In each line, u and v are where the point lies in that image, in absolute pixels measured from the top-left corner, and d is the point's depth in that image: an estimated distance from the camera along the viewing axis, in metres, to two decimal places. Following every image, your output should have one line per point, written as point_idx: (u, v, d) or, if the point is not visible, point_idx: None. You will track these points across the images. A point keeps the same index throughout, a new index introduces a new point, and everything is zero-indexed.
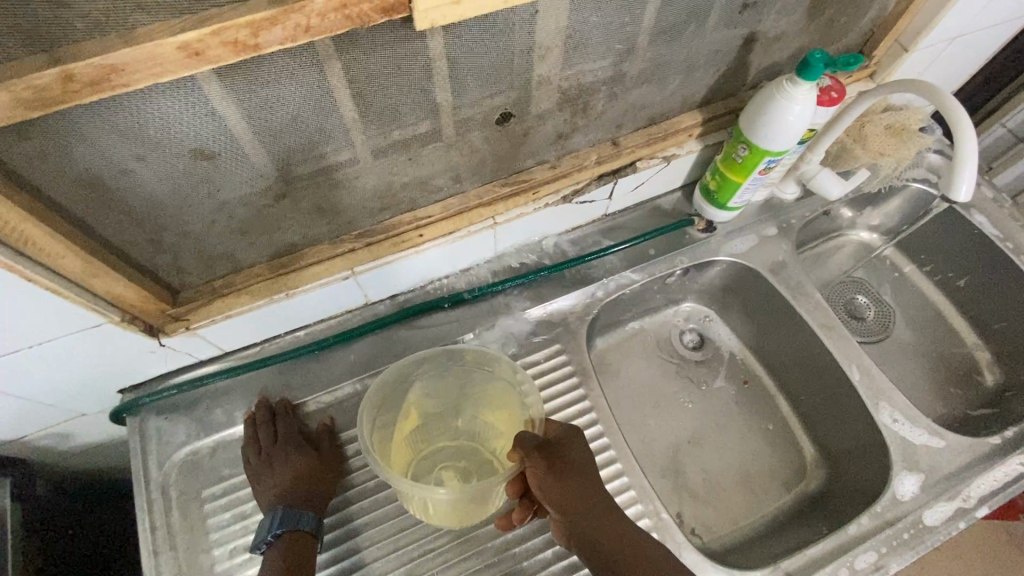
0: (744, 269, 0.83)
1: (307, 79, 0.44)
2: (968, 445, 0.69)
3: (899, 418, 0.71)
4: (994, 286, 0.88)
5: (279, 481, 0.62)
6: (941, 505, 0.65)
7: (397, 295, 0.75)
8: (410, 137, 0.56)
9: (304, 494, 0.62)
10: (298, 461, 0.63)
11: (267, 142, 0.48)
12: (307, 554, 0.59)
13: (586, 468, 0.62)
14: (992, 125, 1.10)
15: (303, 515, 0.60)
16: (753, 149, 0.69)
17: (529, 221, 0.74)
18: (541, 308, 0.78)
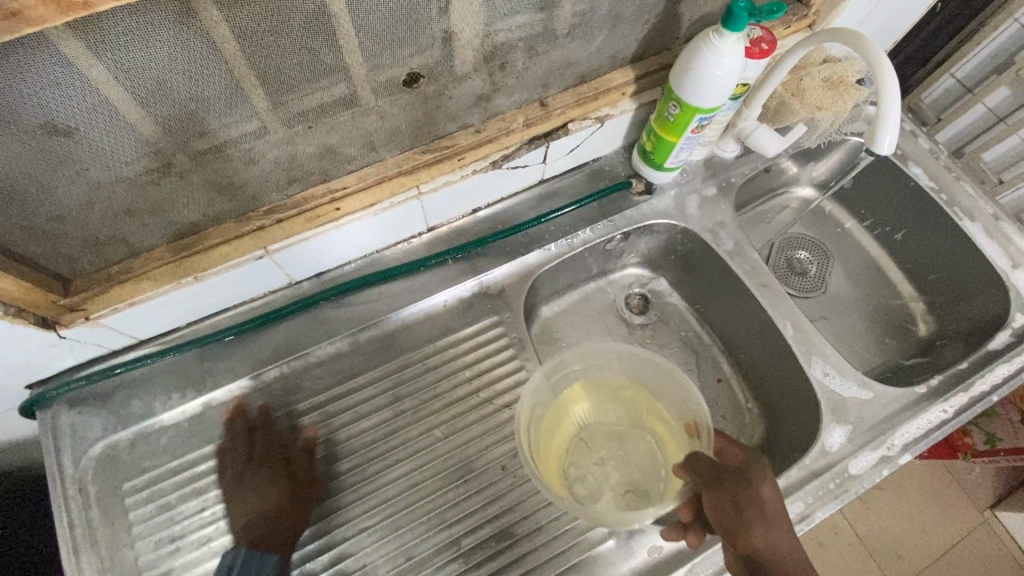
0: (684, 230, 0.82)
1: (167, 42, 0.40)
2: (895, 395, 0.71)
3: (830, 372, 0.72)
4: (927, 238, 0.89)
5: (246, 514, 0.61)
6: (866, 453, 0.67)
7: (324, 273, 0.72)
8: (308, 103, 0.52)
9: (274, 532, 0.59)
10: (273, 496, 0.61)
11: (136, 112, 0.43)
12: None
13: (775, 512, 0.59)
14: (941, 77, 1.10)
15: (265, 560, 0.57)
16: (684, 106, 0.66)
17: (458, 190, 0.70)
18: (477, 280, 0.75)
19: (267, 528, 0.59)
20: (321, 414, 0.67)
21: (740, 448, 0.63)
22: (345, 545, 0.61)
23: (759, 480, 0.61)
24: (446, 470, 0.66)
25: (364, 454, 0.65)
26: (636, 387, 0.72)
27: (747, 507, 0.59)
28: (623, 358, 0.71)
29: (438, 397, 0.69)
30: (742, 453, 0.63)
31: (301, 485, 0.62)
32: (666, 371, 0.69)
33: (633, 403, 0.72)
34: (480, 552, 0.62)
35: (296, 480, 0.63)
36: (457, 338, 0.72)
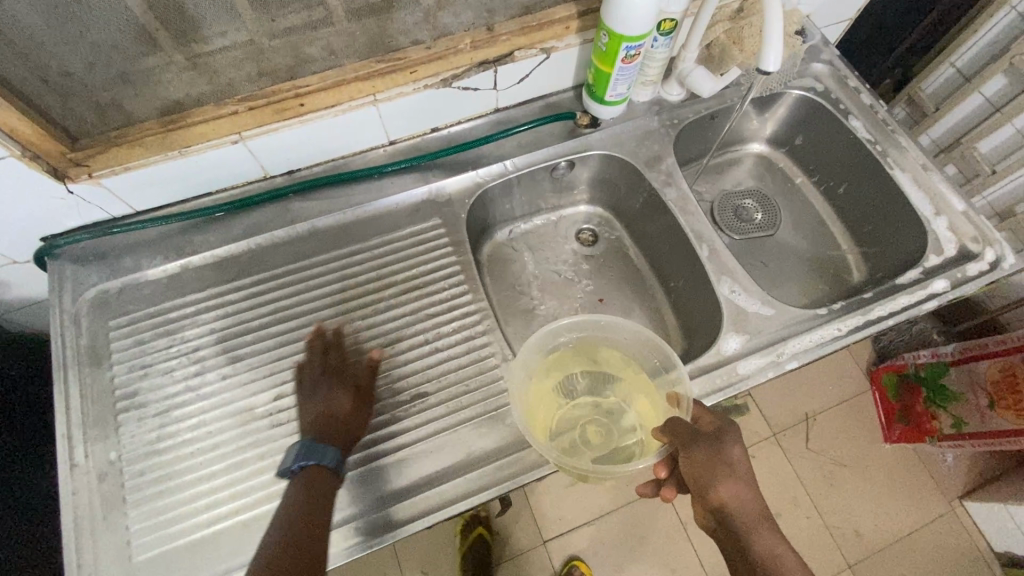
0: (623, 162, 0.90)
1: None
2: (795, 313, 0.76)
3: (737, 290, 0.79)
4: (864, 190, 0.93)
5: (309, 411, 0.67)
6: (756, 358, 0.73)
7: (295, 171, 0.83)
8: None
9: (333, 429, 0.65)
10: (332, 405, 0.67)
11: None
12: (328, 487, 0.62)
13: (743, 472, 0.64)
14: (945, 63, 1.22)
15: (327, 452, 0.62)
16: (611, 35, 0.74)
17: (412, 103, 0.80)
18: (427, 187, 0.85)
19: (326, 420, 0.65)
20: (275, 282, 0.77)
21: (713, 416, 0.68)
22: (283, 387, 0.71)
23: (729, 441, 0.65)
24: (378, 339, 0.75)
25: (308, 318, 0.75)
26: (627, 359, 0.76)
27: (720, 464, 0.63)
28: (617, 333, 0.76)
29: (380, 279, 0.79)
30: (716, 422, 0.67)
31: (364, 395, 0.69)
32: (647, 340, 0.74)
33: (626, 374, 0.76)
34: (395, 404, 0.71)
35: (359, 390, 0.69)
36: (403, 234, 0.82)
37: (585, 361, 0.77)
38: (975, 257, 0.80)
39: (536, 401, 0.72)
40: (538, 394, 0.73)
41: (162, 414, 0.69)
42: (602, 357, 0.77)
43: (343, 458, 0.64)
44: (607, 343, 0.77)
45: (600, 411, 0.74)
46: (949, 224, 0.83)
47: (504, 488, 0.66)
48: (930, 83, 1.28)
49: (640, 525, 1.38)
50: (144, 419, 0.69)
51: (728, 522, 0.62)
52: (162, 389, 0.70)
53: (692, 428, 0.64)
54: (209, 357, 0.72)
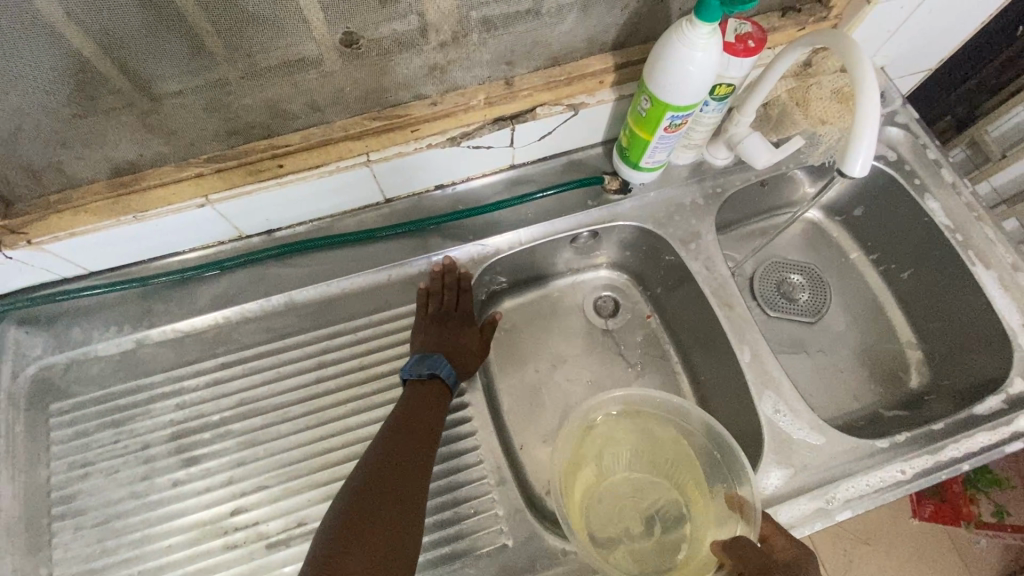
0: (655, 236, 0.77)
1: None
2: (850, 445, 0.64)
3: (782, 410, 0.67)
4: (935, 282, 0.80)
5: (427, 337, 0.67)
6: (801, 503, 0.62)
7: (274, 231, 0.72)
8: (236, 49, 0.51)
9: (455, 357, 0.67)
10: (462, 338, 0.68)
11: (46, 42, 0.45)
12: (439, 401, 0.63)
13: None
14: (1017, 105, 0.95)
15: (451, 375, 0.64)
16: (654, 102, 0.62)
17: (413, 163, 0.68)
18: (426, 259, 0.73)
19: (449, 347, 0.67)
20: (242, 368, 0.67)
21: (790, 542, 0.55)
22: (242, 498, 0.61)
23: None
24: (356, 444, 0.64)
25: (276, 413, 0.65)
26: (684, 445, 0.69)
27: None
28: (674, 412, 0.68)
29: (371, 365, 0.68)
30: (792, 550, 0.54)
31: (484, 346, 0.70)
32: (706, 429, 0.66)
33: (681, 461, 0.69)
34: None
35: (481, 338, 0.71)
36: (394, 315, 0.71)
37: (634, 438, 0.71)
38: None
39: (576, 478, 0.67)
40: (578, 470, 0.68)
41: (102, 524, 0.60)
42: (655, 437, 0.70)
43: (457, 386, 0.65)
44: (661, 425, 0.70)
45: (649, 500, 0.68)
46: None
47: None
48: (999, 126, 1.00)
49: None
50: (80, 529, 0.60)
51: None
52: (104, 494, 0.61)
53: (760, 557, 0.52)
54: (161, 456, 0.62)
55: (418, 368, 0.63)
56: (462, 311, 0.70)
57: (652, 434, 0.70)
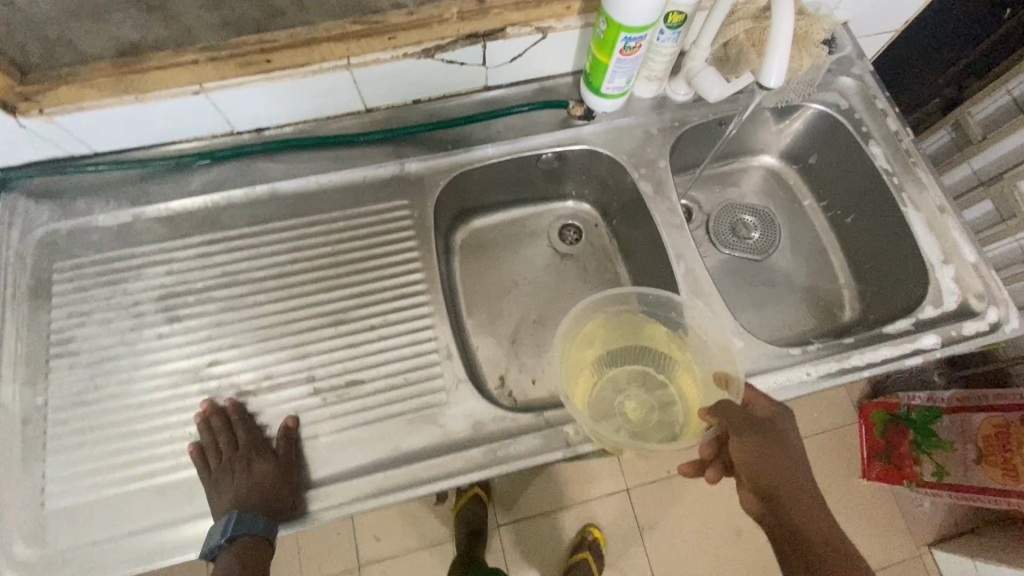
0: (614, 162, 0.84)
1: None
2: (766, 350, 0.72)
3: None
4: (871, 225, 0.86)
5: (234, 489, 0.62)
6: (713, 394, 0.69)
7: (263, 130, 0.79)
8: None
9: (260, 499, 0.61)
10: (253, 476, 0.62)
11: None
12: (262, 559, 0.59)
13: (797, 457, 0.64)
14: (1000, 89, 1.21)
15: (257, 523, 0.59)
16: (609, 23, 0.67)
17: (390, 71, 0.74)
18: (399, 163, 0.79)
19: (251, 496, 0.61)
20: (224, 245, 0.74)
21: (767, 400, 0.67)
22: (218, 354, 0.69)
23: (784, 428, 0.65)
24: (321, 317, 0.72)
25: (251, 286, 0.72)
26: (676, 338, 0.75)
27: (769, 448, 0.64)
28: (668, 308, 0.74)
29: (341, 253, 0.75)
30: (771, 407, 0.66)
31: (284, 455, 0.64)
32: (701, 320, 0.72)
33: (672, 353, 0.75)
34: (331, 379, 0.69)
35: (280, 453, 0.64)
36: (365, 210, 0.77)
37: (634, 335, 0.76)
38: (976, 315, 0.73)
39: (578, 366, 0.74)
40: (580, 361, 0.74)
41: (95, 365, 0.69)
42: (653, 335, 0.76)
43: (274, 525, 0.61)
44: (658, 323, 0.75)
45: (642, 388, 0.75)
46: (955, 275, 0.75)
47: (436, 487, 0.64)
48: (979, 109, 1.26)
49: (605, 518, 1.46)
50: (74, 368, 0.68)
51: (779, 511, 0.62)
52: (98, 340, 0.69)
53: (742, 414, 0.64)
54: (149, 313, 0.71)
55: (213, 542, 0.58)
56: (249, 440, 0.64)
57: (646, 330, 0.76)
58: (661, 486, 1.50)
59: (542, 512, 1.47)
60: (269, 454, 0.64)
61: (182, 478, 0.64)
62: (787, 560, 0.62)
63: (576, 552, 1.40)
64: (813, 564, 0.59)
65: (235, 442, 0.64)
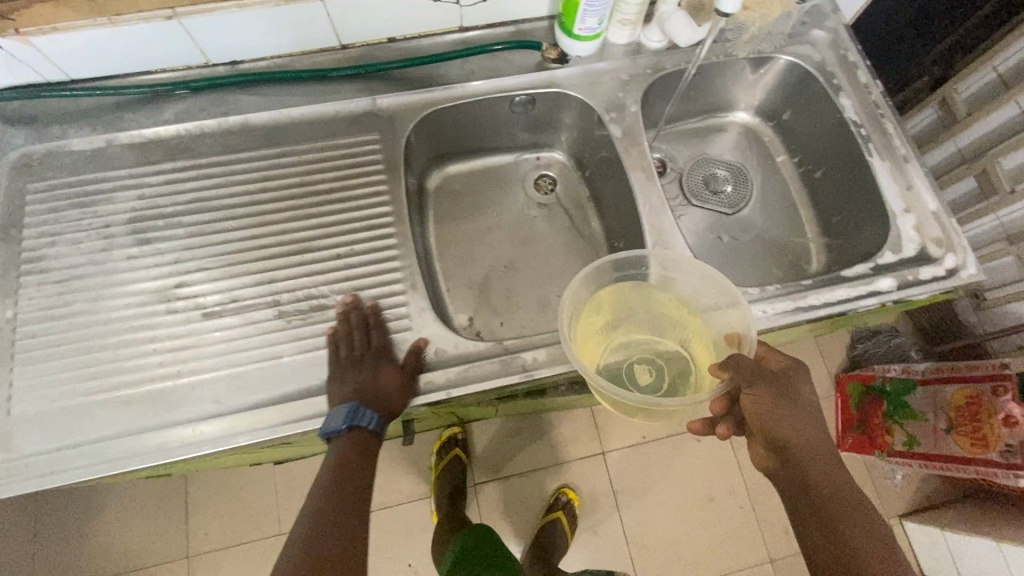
0: (586, 107, 0.85)
1: None
2: None
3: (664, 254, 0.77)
4: (839, 177, 0.87)
5: (344, 385, 0.65)
6: None
7: (238, 63, 0.81)
8: None
9: (374, 397, 0.64)
10: (379, 378, 0.65)
11: None
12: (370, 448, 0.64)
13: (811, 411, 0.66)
14: (987, 66, 1.34)
15: (372, 418, 0.63)
16: None
17: (362, 5, 0.75)
18: (372, 100, 0.81)
19: (365, 394, 0.64)
20: (196, 172, 0.75)
21: (780, 355, 0.69)
22: (185, 276, 0.71)
23: (797, 382, 0.67)
24: (288, 244, 0.73)
25: (220, 212, 0.74)
26: (681, 299, 0.75)
27: (782, 403, 0.65)
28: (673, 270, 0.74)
29: (310, 184, 0.76)
30: (784, 362, 0.68)
31: (408, 371, 0.66)
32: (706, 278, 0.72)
33: (679, 315, 0.75)
34: (295, 303, 0.70)
35: (404, 368, 0.67)
36: (336, 144, 0.78)
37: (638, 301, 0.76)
38: (934, 261, 0.74)
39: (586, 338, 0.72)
40: (588, 331, 0.73)
41: (65, 282, 0.70)
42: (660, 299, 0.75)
43: (383, 423, 0.64)
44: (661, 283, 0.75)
45: (650, 351, 0.75)
46: (916, 224, 0.76)
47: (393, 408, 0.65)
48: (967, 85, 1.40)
49: (582, 479, 1.49)
50: (45, 284, 0.70)
51: (792, 462, 0.64)
52: (68, 259, 0.71)
53: (757, 368, 0.65)
54: (119, 235, 0.72)
55: (334, 424, 0.62)
56: (374, 351, 0.67)
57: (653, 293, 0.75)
58: (638, 451, 1.52)
59: (518, 473, 1.49)
60: (396, 366, 0.66)
61: (146, 391, 0.66)
62: (795, 507, 0.65)
63: (550, 512, 1.42)
64: (823, 511, 0.62)
65: (369, 344, 0.67)
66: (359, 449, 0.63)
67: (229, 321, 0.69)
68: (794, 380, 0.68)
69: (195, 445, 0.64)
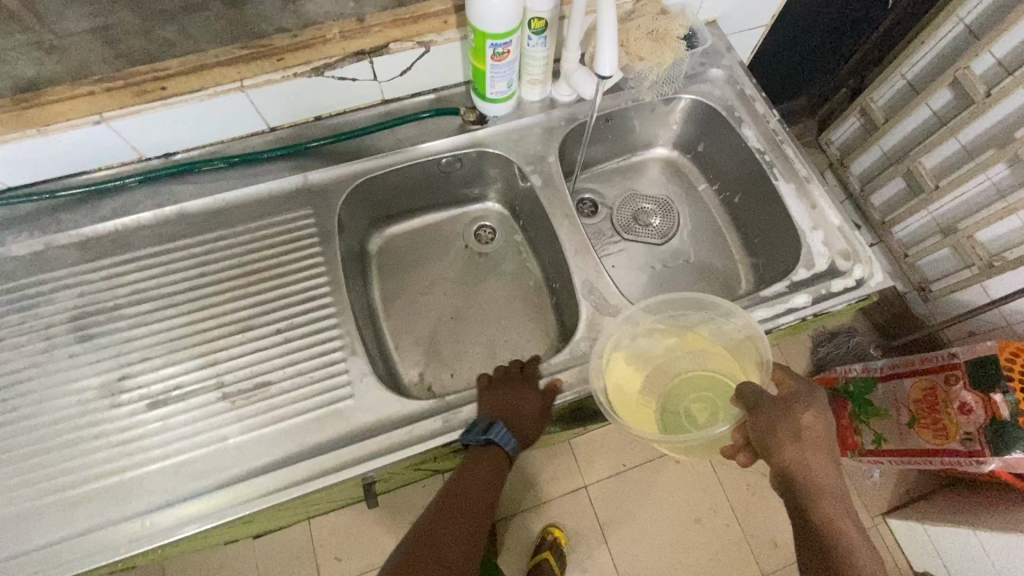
0: (509, 162, 0.90)
1: None
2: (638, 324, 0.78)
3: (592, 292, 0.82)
4: (753, 201, 0.93)
5: (491, 402, 0.71)
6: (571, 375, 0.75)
7: (171, 155, 0.84)
8: None
9: (511, 419, 0.70)
10: (521, 405, 0.71)
11: None
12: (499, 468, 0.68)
13: (817, 438, 0.65)
14: (896, 75, 1.53)
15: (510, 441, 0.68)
16: (476, 32, 0.73)
17: (283, 91, 0.80)
18: (302, 176, 0.84)
19: (509, 416, 0.70)
20: (135, 265, 0.78)
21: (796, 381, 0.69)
22: (128, 368, 0.72)
23: (805, 409, 0.66)
24: (229, 325, 0.75)
25: (161, 301, 0.76)
26: (698, 331, 0.79)
27: (787, 433, 0.64)
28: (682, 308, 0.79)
29: (248, 264, 0.79)
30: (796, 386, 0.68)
31: (543, 403, 0.73)
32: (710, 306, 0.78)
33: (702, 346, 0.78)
34: (238, 380, 0.72)
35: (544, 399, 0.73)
36: (272, 222, 0.82)
37: (669, 347, 0.79)
38: (843, 273, 0.78)
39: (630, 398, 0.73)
40: (633, 396, 0.74)
41: (7, 387, 0.71)
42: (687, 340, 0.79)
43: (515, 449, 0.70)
44: (678, 323, 0.79)
45: (695, 387, 0.75)
46: (824, 239, 0.81)
47: (339, 477, 0.67)
48: (882, 95, 1.60)
49: (568, 516, 1.49)
50: None
51: (792, 488, 0.64)
52: (9, 364, 0.72)
53: (758, 396, 0.66)
54: (61, 334, 0.73)
55: (478, 435, 0.67)
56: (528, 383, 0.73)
57: (675, 333, 0.79)
58: (621, 479, 1.52)
59: (504, 517, 1.48)
60: (537, 396, 0.73)
61: (92, 490, 0.66)
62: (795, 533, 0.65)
63: (538, 553, 1.41)
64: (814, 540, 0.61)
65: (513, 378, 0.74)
66: (487, 463, 0.68)
67: (174, 405, 0.71)
68: (801, 405, 0.66)
69: (144, 538, 0.64)
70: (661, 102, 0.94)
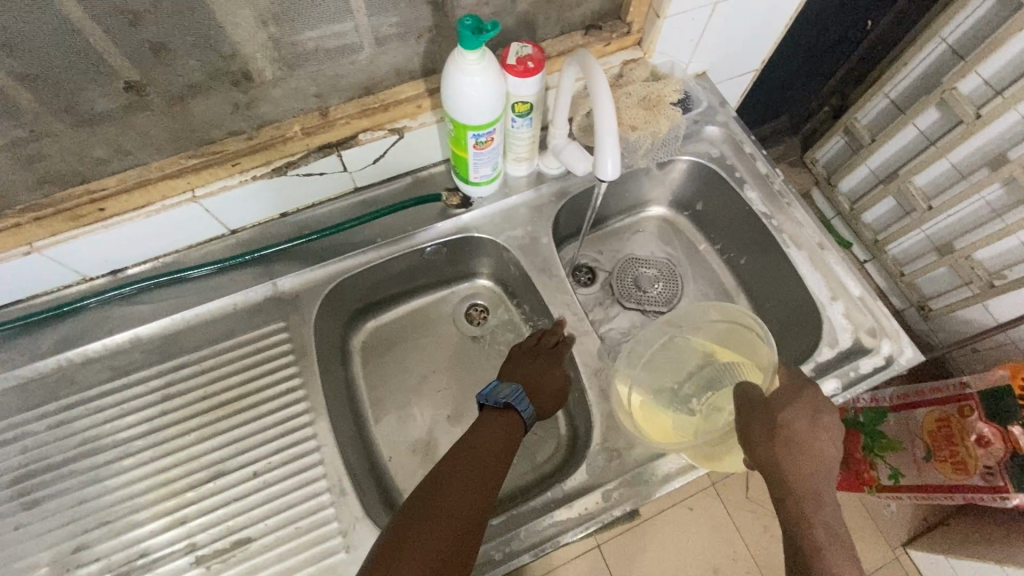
0: (499, 245, 0.84)
1: (42, 19, 0.49)
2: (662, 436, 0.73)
3: (599, 392, 0.76)
4: (761, 265, 0.86)
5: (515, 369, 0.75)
6: (583, 501, 0.68)
7: (119, 271, 0.74)
8: (56, 101, 0.56)
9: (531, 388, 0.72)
10: (541, 374, 0.74)
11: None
12: (515, 433, 0.67)
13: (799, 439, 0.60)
14: (879, 94, 1.41)
15: (527, 406, 0.69)
16: (455, 124, 0.66)
17: (242, 196, 0.71)
18: (271, 285, 0.76)
19: (530, 385, 0.73)
20: (85, 408, 0.68)
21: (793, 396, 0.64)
22: (83, 536, 0.63)
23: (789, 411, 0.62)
24: (199, 473, 0.66)
25: (119, 448, 0.67)
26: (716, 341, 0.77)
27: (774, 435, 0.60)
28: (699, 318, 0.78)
29: (216, 394, 0.70)
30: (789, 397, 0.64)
31: (558, 373, 0.75)
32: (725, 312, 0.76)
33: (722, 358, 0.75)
34: (213, 538, 0.63)
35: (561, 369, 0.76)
36: (241, 341, 0.73)
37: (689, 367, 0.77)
38: (870, 351, 0.73)
39: (653, 416, 0.72)
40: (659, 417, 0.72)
41: None
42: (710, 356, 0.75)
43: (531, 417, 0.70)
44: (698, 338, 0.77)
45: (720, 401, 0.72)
46: (844, 312, 0.76)
47: None
48: (867, 113, 1.48)
49: None
50: None
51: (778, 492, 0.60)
52: None
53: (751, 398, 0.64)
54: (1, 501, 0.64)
55: (500, 396, 0.69)
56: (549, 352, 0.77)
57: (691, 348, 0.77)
58: (634, 532, 1.46)
59: None
60: (558, 367, 0.75)
61: None
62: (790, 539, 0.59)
63: None
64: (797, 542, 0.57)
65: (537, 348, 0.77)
66: (501, 427, 0.67)
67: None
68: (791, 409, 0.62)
69: None
70: (654, 165, 0.88)
